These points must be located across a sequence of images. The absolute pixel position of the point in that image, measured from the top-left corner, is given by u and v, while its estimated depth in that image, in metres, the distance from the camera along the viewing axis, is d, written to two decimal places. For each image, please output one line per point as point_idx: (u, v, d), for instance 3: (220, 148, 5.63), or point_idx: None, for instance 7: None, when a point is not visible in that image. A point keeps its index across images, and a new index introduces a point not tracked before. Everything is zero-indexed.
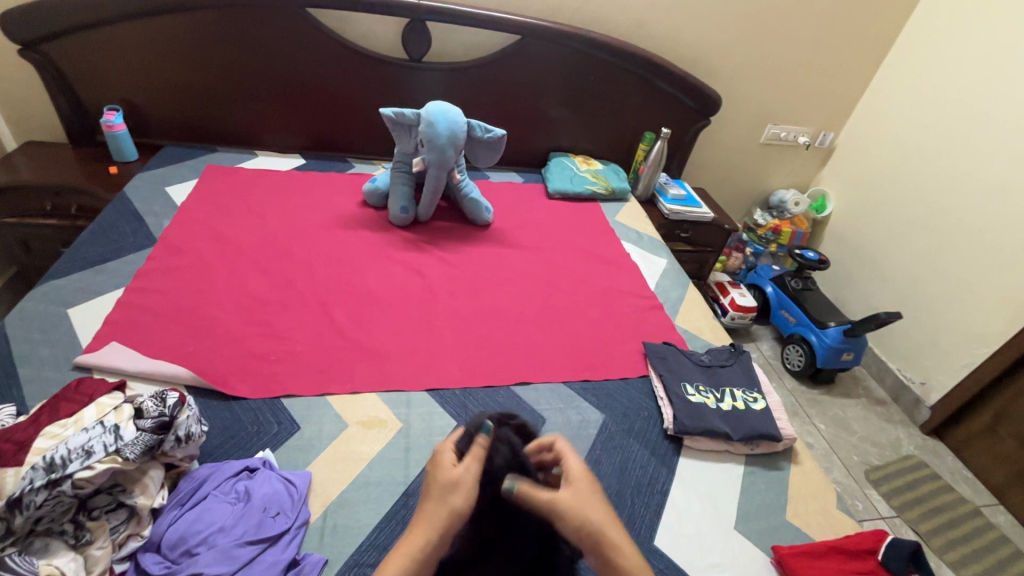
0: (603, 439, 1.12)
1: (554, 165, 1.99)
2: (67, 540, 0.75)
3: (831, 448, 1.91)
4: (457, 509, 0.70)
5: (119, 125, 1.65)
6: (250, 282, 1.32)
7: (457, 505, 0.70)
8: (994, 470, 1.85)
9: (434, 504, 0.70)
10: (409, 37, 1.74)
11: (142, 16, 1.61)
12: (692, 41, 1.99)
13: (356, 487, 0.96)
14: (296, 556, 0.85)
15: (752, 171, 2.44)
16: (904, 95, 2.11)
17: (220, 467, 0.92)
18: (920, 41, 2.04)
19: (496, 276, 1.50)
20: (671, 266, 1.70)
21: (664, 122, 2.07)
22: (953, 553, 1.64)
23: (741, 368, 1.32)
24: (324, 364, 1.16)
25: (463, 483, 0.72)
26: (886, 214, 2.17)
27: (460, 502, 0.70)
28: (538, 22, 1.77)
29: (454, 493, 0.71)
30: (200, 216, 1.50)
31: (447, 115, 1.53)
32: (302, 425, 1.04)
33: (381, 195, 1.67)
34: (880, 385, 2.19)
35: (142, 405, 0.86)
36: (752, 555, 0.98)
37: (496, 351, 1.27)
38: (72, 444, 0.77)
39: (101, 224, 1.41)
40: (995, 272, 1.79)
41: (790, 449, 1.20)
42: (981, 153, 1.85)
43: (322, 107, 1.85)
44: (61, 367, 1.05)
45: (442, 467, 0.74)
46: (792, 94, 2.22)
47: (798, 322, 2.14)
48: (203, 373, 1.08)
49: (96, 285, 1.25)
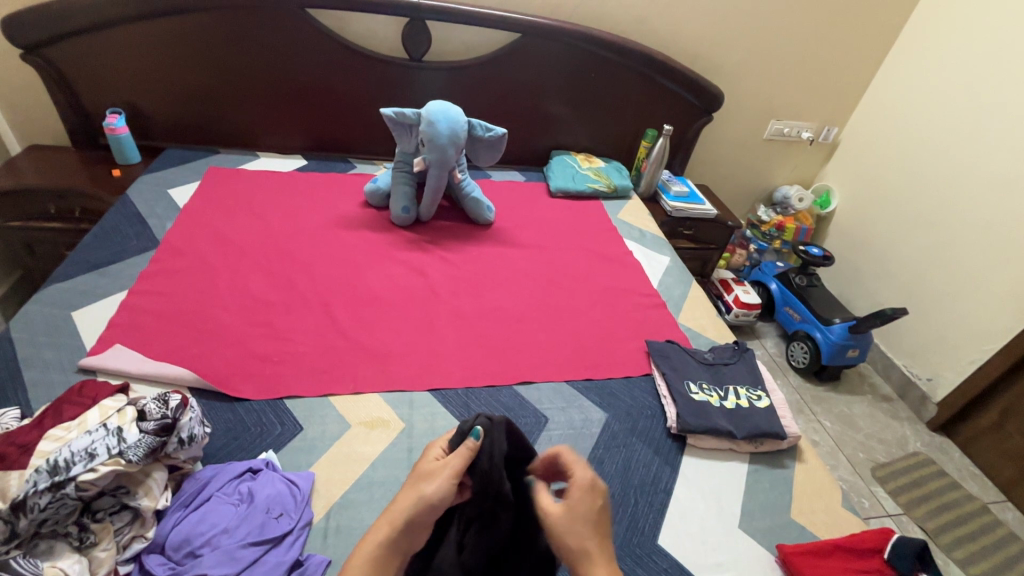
0: (605, 439, 1.11)
1: (556, 163, 1.98)
2: (71, 542, 0.76)
3: (836, 445, 1.89)
4: (427, 496, 0.70)
5: (122, 128, 1.65)
6: (252, 283, 1.32)
7: (427, 493, 0.71)
8: (1002, 467, 1.83)
9: (406, 491, 0.72)
10: (409, 36, 1.74)
11: (142, 18, 1.61)
12: (693, 37, 1.98)
13: (359, 488, 0.96)
14: (300, 556, 0.85)
15: (755, 167, 2.43)
16: (908, 89, 2.09)
17: (222, 469, 0.93)
18: (924, 34, 2.02)
19: (498, 275, 1.50)
20: (674, 263, 1.69)
21: (666, 118, 2.06)
22: (960, 550, 1.62)
23: (745, 366, 1.31)
24: (326, 364, 1.16)
25: (437, 474, 0.73)
26: (891, 208, 2.16)
27: (431, 489, 0.71)
28: (539, 20, 1.77)
29: (427, 481, 0.73)
30: (202, 218, 1.50)
31: (447, 114, 1.53)
32: (305, 426, 1.04)
33: (383, 195, 1.67)
34: (886, 381, 2.18)
35: (144, 408, 0.86)
36: (757, 554, 0.98)
37: (498, 350, 1.27)
38: (75, 447, 0.77)
39: (104, 227, 1.42)
40: (1001, 266, 1.78)
41: (794, 447, 1.19)
42: (988, 146, 1.83)
43: (323, 107, 1.85)
44: (66, 370, 1.05)
45: (426, 459, 0.77)
46: (795, 89, 2.20)
47: (802, 319, 2.12)
48: (206, 375, 1.08)
49: (100, 287, 1.25)
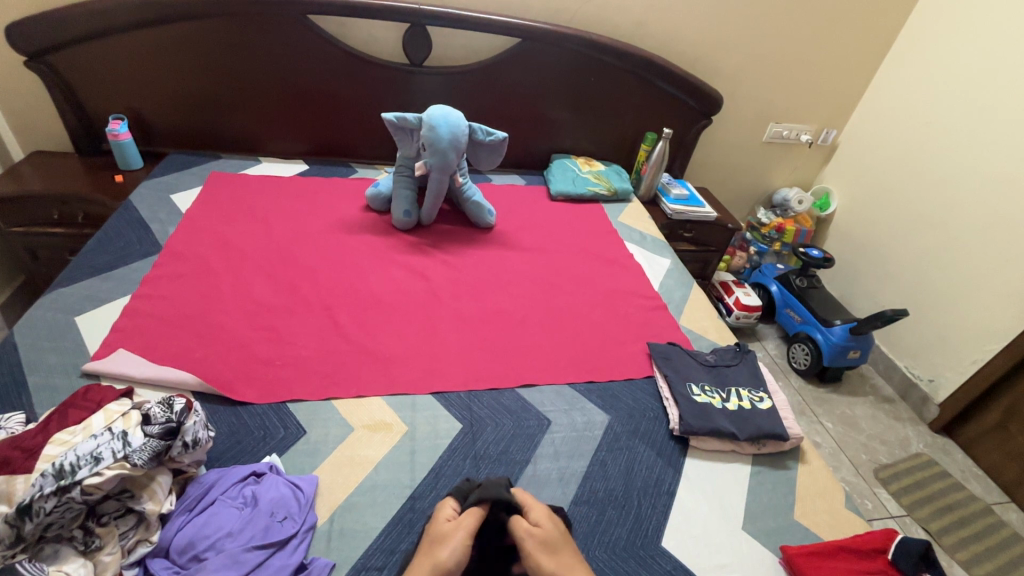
0: (608, 441, 1.12)
1: (556, 166, 1.99)
2: (76, 546, 0.76)
3: (838, 447, 1.89)
4: (442, 560, 0.69)
5: (124, 134, 1.66)
6: (255, 287, 1.33)
7: (441, 557, 0.69)
8: (1005, 468, 1.83)
9: (422, 559, 0.71)
10: (410, 42, 1.75)
11: (144, 25, 1.63)
12: (692, 41, 2.00)
13: (363, 491, 0.96)
14: (304, 560, 0.85)
15: (754, 170, 2.44)
16: (906, 92, 2.10)
17: (226, 473, 0.93)
18: (920, 37, 2.04)
19: (499, 278, 1.50)
20: (674, 265, 1.69)
21: (665, 121, 2.07)
22: (965, 551, 1.62)
23: (747, 368, 1.31)
24: (329, 368, 1.16)
25: (451, 538, 0.72)
26: (890, 211, 2.17)
27: (446, 555, 0.70)
28: (538, 25, 1.78)
29: (441, 545, 0.72)
30: (204, 223, 1.51)
31: (448, 119, 1.53)
32: (308, 429, 1.04)
33: (384, 199, 1.68)
34: (888, 383, 2.18)
35: (149, 412, 0.87)
36: (762, 555, 0.98)
37: (500, 353, 1.27)
38: (81, 451, 0.78)
39: (107, 233, 1.42)
40: (1001, 267, 1.78)
41: (797, 449, 1.19)
42: (985, 146, 1.85)
43: (324, 112, 1.86)
44: (70, 375, 1.06)
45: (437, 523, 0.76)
46: (793, 93, 2.21)
47: (803, 321, 2.13)
48: (210, 380, 1.08)
49: (103, 292, 1.26)
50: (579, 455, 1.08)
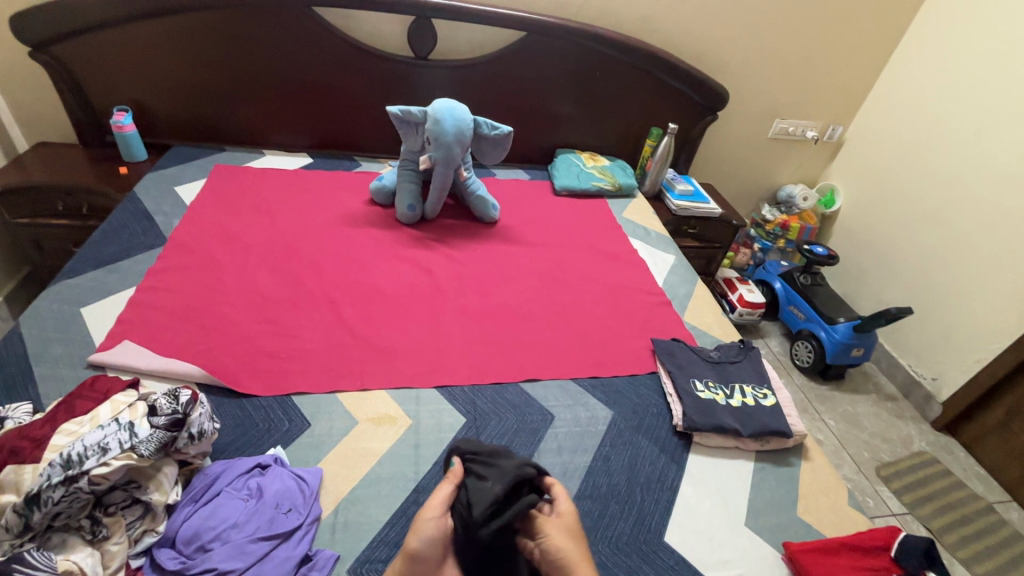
0: (612, 436, 1.12)
1: (561, 161, 1.99)
2: (84, 536, 0.77)
3: (841, 444, 1.89)
4: (411, 550, 0.72)
5: (129, 125, 1.66)
6: (260, 280, 1.33)
7: (410, 547, 0.72)
8: (1006, 467, 1.83)
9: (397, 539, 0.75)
10: (414, 34, 1.74)
11: (150, 16, 1.62)
12: (698, 35, 1.98)
13: (367, 484, 0.96)
14: (308, 551, 0.85)
15: (760, 166, 2.42)
16: (914, 88, 2.09)
17: (232, 464, 0.93)
18: (929, 33, 2.02)
19: (503, 273, 1.50)
20: (679, 262, 1.69)
21: (671, 117, 2.06)
22: (966, 549, 1.63)
23: (750, 365, 1.31)
24: (334, 361, 1.16)
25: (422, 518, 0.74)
26: (896, 209, 2.16)
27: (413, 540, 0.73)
28: (543, 18, 1.77)
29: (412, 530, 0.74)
30: (210, 215, 1.51)
31: (452, 112, 1.52)
32: (313, 422, 1.05)
33: (388, 193, 1.67)
34: (891, 381, 2.18)
35: (156, 403, 0.87)
36: (764, 552, 0.98)
37: (504, 348, 1.27)
38: (88, 441, 0.78)
39: (112, 224, 1.43)
40: (1008, 266, 1.77)
41: (801, 445, 1.19)
42: (992, 144, 1.83)
43: (329, 105, 1.85)
44: (76, 366, 1.06)
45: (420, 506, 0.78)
46: (799, 90, 2.20)
47: (806, 318, 2.12)
48: (215, 371, 1.08)
49: (109, 284, 1.26)
50: (582, 450, 1.08)
